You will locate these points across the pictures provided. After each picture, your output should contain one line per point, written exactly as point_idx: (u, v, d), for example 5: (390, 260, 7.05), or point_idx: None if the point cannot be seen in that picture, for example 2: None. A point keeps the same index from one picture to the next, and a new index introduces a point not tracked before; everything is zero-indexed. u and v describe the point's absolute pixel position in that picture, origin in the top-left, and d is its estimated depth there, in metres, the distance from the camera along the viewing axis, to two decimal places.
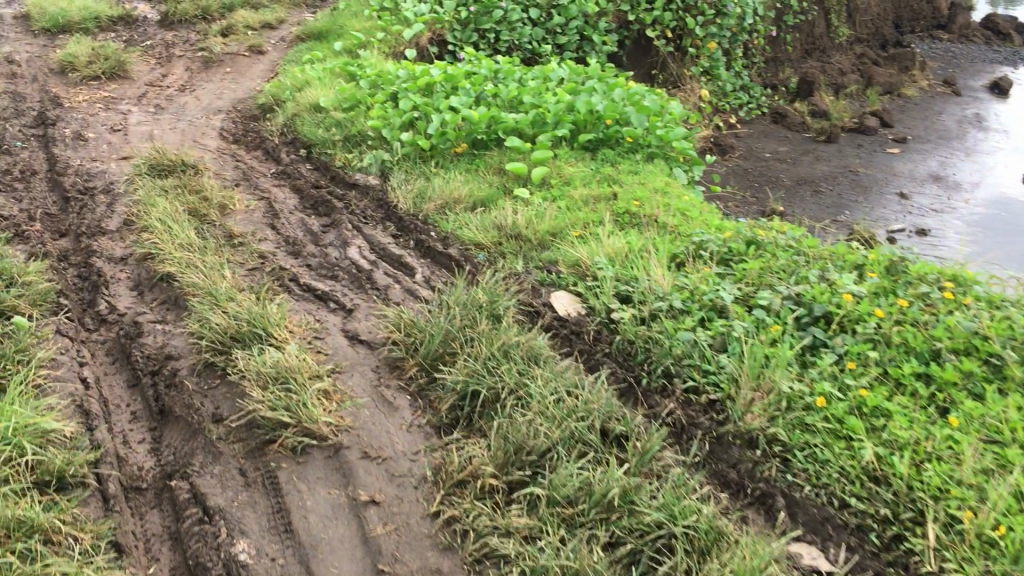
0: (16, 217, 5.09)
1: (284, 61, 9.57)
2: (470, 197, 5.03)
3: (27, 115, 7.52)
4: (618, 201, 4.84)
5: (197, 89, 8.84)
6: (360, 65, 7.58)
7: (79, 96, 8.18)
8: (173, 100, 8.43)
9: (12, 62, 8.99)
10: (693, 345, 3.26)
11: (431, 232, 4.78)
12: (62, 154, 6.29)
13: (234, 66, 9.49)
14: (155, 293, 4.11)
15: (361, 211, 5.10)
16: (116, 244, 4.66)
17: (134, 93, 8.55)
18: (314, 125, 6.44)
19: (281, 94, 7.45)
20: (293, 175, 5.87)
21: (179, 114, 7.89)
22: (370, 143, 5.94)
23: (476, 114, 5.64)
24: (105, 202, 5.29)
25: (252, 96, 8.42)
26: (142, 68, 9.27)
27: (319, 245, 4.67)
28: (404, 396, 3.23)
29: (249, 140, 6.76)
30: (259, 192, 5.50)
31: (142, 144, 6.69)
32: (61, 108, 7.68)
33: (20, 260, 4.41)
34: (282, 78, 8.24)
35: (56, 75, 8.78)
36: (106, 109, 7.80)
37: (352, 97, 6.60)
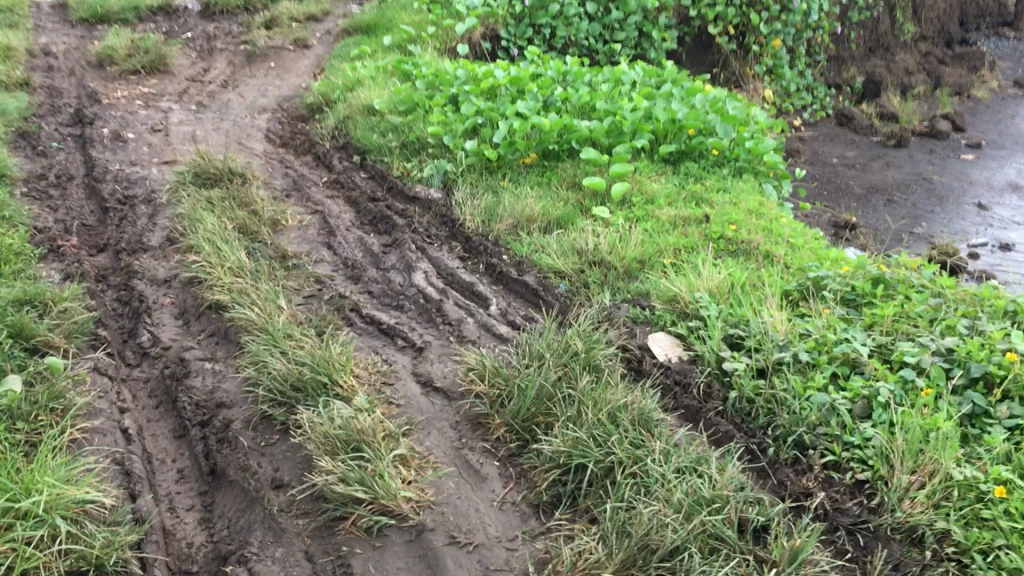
0: (52, 229, 4.72)
1: (330, 56, 9.16)
2: (544, 216, 4.59)
3: (65, 113, 7.17)
4: (711, 224, 4.38)
5: (241, 85, 8.47)
6: (414, 63, 7.15)
7: (119, 92, 7.83)
8: (217, 97, 8.05)
9: (51, 54, 8.66)
10: (830, 411, 2.77)
11: (503, 256, 4.35)
12: (101, 158, 5.92)
13: (278, 61, 9.11)
14: (203, 324, 3.72)
15: (424, 228, 4.68)
16: (159, 263, 4.26)
17: (176, 89, 8.19)
18: (369, 130, 6.02)
19: (331, 94, 7.03)
20: (348, 186, 5.47)
21: (224, 113, 7.51)
22: (430, 151, 5.51)
23: (547, 121, 5.20)
24: (147, 214, 4.91)
25: (298, 94, 8.02)
26: (183, 62, 8.90)
27: (381, 269, 4.25)
28: (491, 463, 2.78)
29: (297, 143, 6.35)
30: (311, 205, 5.09)
31: (186, 146, 6.31)
32: (101, 106, 7.33)
33: (56, 282, 4.03)
34: (330, 76, 7.82)
35: (95, 69, 8.44)
36: (147, 107, 7.43)
37: (410, 100, 6.18)
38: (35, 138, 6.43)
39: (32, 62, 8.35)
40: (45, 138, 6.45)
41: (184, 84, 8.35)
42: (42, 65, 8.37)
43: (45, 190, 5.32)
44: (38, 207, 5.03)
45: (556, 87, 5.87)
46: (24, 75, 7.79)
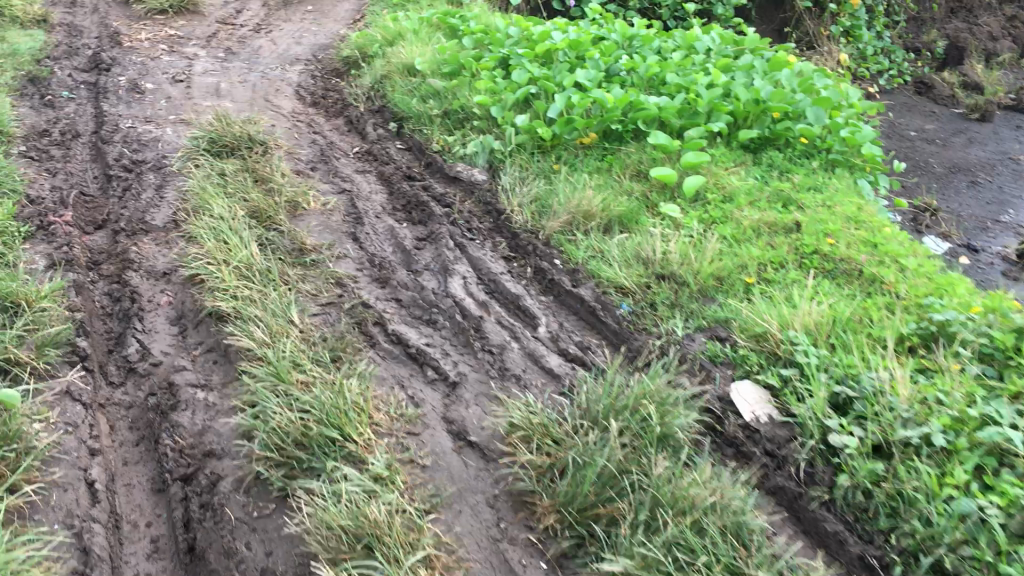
0: (44, 199, 4.15)
1: (371, 2, 8.48)
2: (604, 212, 3.95)
3: (80, 54, 6.56)
4: (802, 234, 3.72)
5: (275, 30, 7.82)
6: (461, 16, 6.46)
7: (141, 33, 7.21)
8: (247, 43, 7.42)
9: None
10: (979, 526, 2.21)
11: (555, 259, 3.74)
12: (112, 113, 5.33)
13: (316, 5, 8.44)
14: (199, 337, 3.15)
15: (463, 218, 4.05)
16: (160, 252, 3.69)
17: (204, 32, 7.55)
18: (408, 94, 5.39)
19: (368, 48, 6.39)
20: (381, 160, 4.84)
21: (253, 62, 6.88)
22: (474, 124, 4.87)
23: (611, 96, 4.53)
24: (153, 185, 4.33)
25: (335, 43, 7.37)
26: (213, 2, 8.25)
27: (412, 270, 3.66)
28: (535, 567, 2.25)
29: (329, 105, 5.73)
30: (338, 182, 4.48)
31: (207, 103, 5.70)
32: (120, 49, 6.73)
33: (38, 272, 3.48)
34: (369, 26, 7.16)
35: (118, 6, 7.82)
36: (171, 52, 6.81)
37: (454, 61, 5.51)
38: (44, 84, 5.84)
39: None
40: (54, 85, 5.86)
41: (213, 27, 7.72)
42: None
43: (45, 149, 4.75)
44: (33, 170, 4.47)
45: (620, 54, 5.18)
46: (40, 10, 7.18)
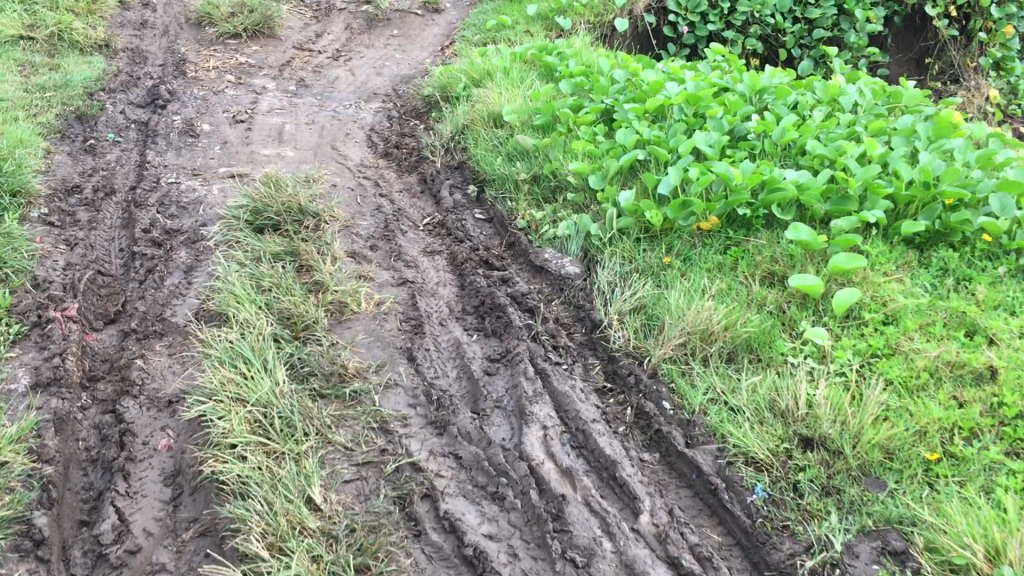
0: (52, 283, 3.51)
1: (462, 28, 7.75)
2: (728, 333, 3.07)
3: (140, 86, 6.00)
4: (999, 385, 2.77)
5: (355, 57, 7.15)
6: (559, 52, 5.63)
7: (210, 60, 6.64)
8: (323, 72, 6.76)
9: (146, 8, 7.55)
10: None
11: (664, 401, 2.88)
12: (158, 165, 4.71)
13: (402, 28, 7.75)
14: (192, 510, 2.42)
15: (548, 331, 3.24)
16: (168, 367, 2.98)
17: (279, 59, 6.94)
18: (492, 152, 4.61)
19: (453, 87, 5.64)
20: (454, 235, 4.08)
21: (326, 96, 6.22)
22: (567, 196, 4.05)
23: (738, 173, 3.65)
24: (182, 266, 3.65)
25: (419, 76, 6.66)
26: (293, 24, 7.65)
27: (479, 410, 2.86)
28: None
29: (403, 157, 5.00)
30: (400, 267, 3.72)
31: (266, 151, 5.04)
32: (184, 80, 6.15)
33: (15, 398, 2.81)
34: (457, 61, 6.43)
35: (192, 29, 7.30)
36: (238, 84, 6.20)
37: (547, 111, 4.69)
38: (92, 124, 5.28)
39: (123, 16, 7.24)
40: (103, 125, 5.29)
41: (289, 53, 7.10)
42: (133, 20, 7.25)
43: (71, 211, 4.13)
44: (51, 241, 3.84)
45: (748, 111, 4.28)
46: (106, 34, 6.67)
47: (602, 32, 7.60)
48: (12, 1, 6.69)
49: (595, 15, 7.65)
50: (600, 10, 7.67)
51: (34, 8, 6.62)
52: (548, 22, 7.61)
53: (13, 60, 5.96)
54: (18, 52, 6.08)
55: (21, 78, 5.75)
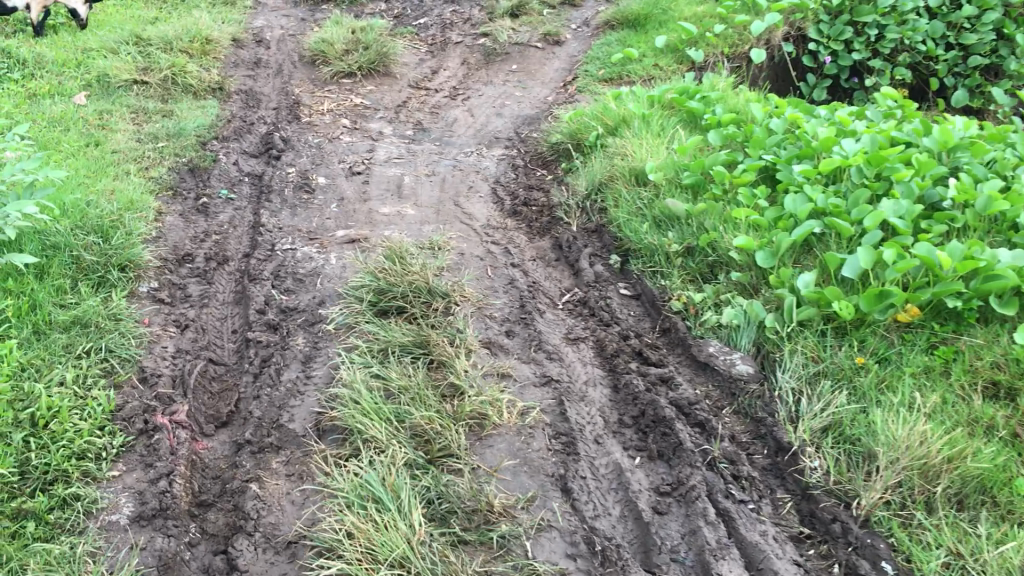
0: (160, 376, 3.15)
1: (585, 61, 7.29)
2: (954, 470, 2.53)
3: (253, 132, 5.73)
4: None
5: (474, 96, 6.77)
6: (702, 95, 5.09)
7: (324, 102, 6.33)
8: (441, 114, 6.38)
9: (260, 48, 7.34)
10: None
11: (885, 563, 2.40)
12: (273, 228, 4.37)
13: (521, 63, 7.34)
14: None
15: (726, 456, 2.74)
16: (286, 496, 2.57)
17: (395, 99, 6.60)
18: (637, 216, 4.12)
19: (584, 134, 5.17)
20: (600, 318, 3.60)
21: (446, 141, 5.83)
22: (730, 275, 3.53)
23: (947, 257, 3.06)
24: (299, 357, 3.27)
25: (543, 117, 6.21)
26: (408, 61, 7.33)
27: (653, 565, 2.40)
28: None
29: (534, 217, 4.55)
30: (542, 361, 3.27)
31: (385, 210, 4.66)
32: (299, 126, 5.85)
33: (116, 535, 2.45)
34: (584, 104, 5.97)
35: (306, 67, 7.05)
36: (355, 129, 5.87)
37: (699, 168, 4.17)
38: (204, 177, 4.99)
39: (237, 55, 7.03)
40: (216, 178, 5.00)
41: (405, 92, 6.75)
42: (247, 59, 7.04)
43: (182, 283, 3.80)
44: (160, 321, 3.50)
45: (942, 173, 3.67)
46: (219, 76, 6.44)
47: (738, 64, 7.12)
48: (127, 44, 6.53)
49: (730, 46, 7.13)
50: (736, 39, 7.15)
51: (149, 51, 6.44)
52: (680, 55, 7.11)
53: (126, 107, 5.76)
54: (131, 98, 5.88)
55: (134, 126, 5.54)
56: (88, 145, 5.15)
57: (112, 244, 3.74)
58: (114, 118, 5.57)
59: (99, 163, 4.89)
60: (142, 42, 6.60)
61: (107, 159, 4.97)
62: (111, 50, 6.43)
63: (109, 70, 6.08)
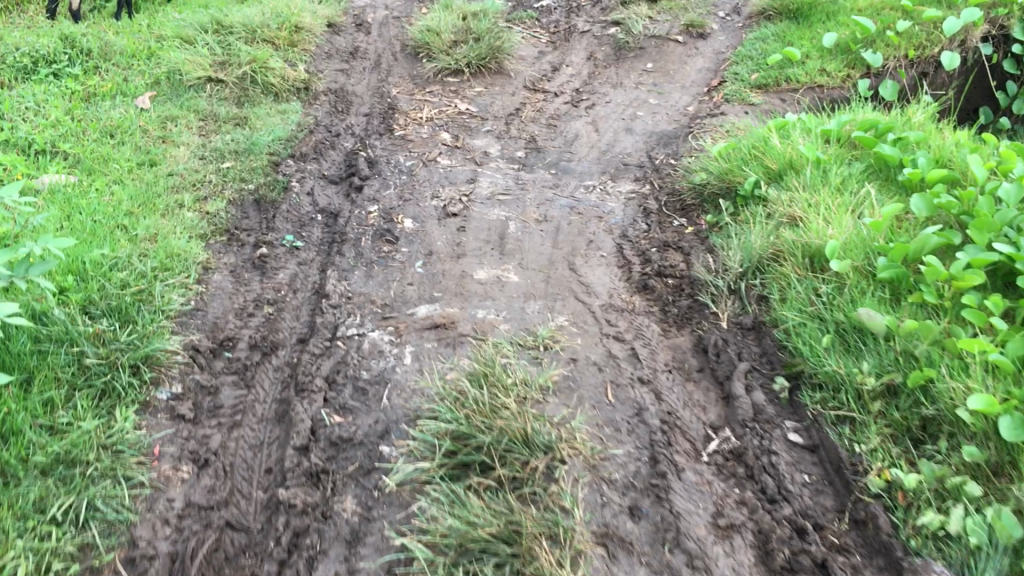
0: (154, 559, 2.35)
1: (735, 60, 6.18)
2: None
3: (337, 149, 4.89)
4: None
5: (599, 103, 5.75)
6: (897, 134, 3.94)
7: (424, 109, 5.43)
8: (560, 126, 5.39)
9: (359, 35, 6.50)
10: None
11: None
12: (340, 298, 3.52)
13: (658, 61, 6.25)
14: None
15: None
16: None
17: (506, 104, 5.62)
18: (812, 320, 3.06)
19: (736, 176, 4.13)
20: (762, 488, 2.60)
21: (564, 166, 4.84)
22: (959, 448, 2.46)
23: None
24: (344, 535, 2.39)
25: (678, 145, 5.17)
26: (526, 54, 6.35)
27: None
28: None
29: (669, 298, 3.55)
30: (680, 568, 2.31)
31: (482, 275, 3.73)
32: (391, 142, 4.97)
33: None
34: (736, 129, 4.88)
35: (408, 60, 6.16)
36: (455, 148, 4.95)
37: (902, 254, 3.07)
38: (270, 213, 4.18)
39: (331, 44, 6.19)
40: (283, 216, 4.17)
41: (518, 95, 5.78)
42: (343, 49, 6.20)
43: (213, 385, 2.97)
44: (172, 454, 2.67)
45: None
46: (307, 74, 5.63)
47: (923, 71, 5.91)
48: (206, 32, 5.75)
49: (916, 47, 5.89)
50: (923, 39, 5.89)
51: (229, 40, 5.65)
52: (852, 57, 5.94)
53: (195, 113, 5.00)
54: (202, 101, 5.12)
55: (201, 139, 4.78)
56: (141, 165, 4.40)
57: (121, 339, 2.93)
58: (178, 128, 4.81)
59: (148, 192, 4.14)
60: (223, 30, 5.83)
61: (159, 187, 4.22)
62: (188, 38, 5.68)
63: (182, 65, 5.33)
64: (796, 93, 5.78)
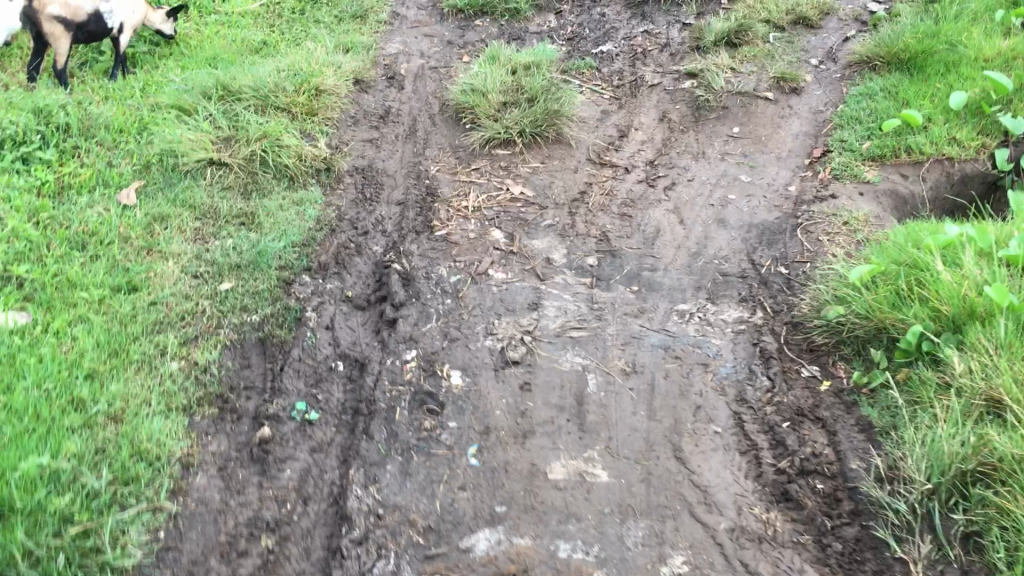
0: None
1: (839, 122, 5.20)
2: None
3: (363, 256, 3.97)
4: None
5: (681, 181, 4.76)
6: None
7: (469, 194, 4.49)
8: (636, 216, 4.41)
9: (391, 92, 5.62)
10: None
11: None
12: (367, 521, 2.61)
13: (745, 123, 5.25)
14: None
15: None
16: None
17: (568, 185, 4.65)
18: None
19: (887, 316, 3.13)
20: None
21: (647, 278, 3.87)
22: None
23: None
24: None
25: (785, 245, 4.16)
26: (587, 115, 5.38)
27: None
28: None
29: (825, 519, 2.61)
30: None
31: (558, 472, 2.77)
32: (431, 244, 4.02)
33: None
34: (873, 243, 3.88)
35: (449, 125, 5.22)
36: (510, 253, 3.99)
37: None
38: (278, 361, 3.24)
39: (359, 106, 5.30)
40: (294, 365, 3.23)
41: (582, 170, 4.80)
42: (374, 111, 5.32)
43: None
44: None
45: None
46: (328, 150, 4.71)
47: None
48: (210, 100, 4.85)
49: None
50: None
51: (237, 110, 4.74)
52: (986, 121, 4.92)
53: (192, 210, 4.09)
54: (202, 192, 4.21)
55: (196, 246, 3.86)
56: (118, 292, 3.49)
57: None
58: (169, 233, 3.90)
59: (121, 334, 3.23)
60: (230, 95, 4.90)
61: (137, 325, 3.30)
62: (187, 107, 4.76)
63: (178, 143, 4.41)
64: (920, 168, 4.80)
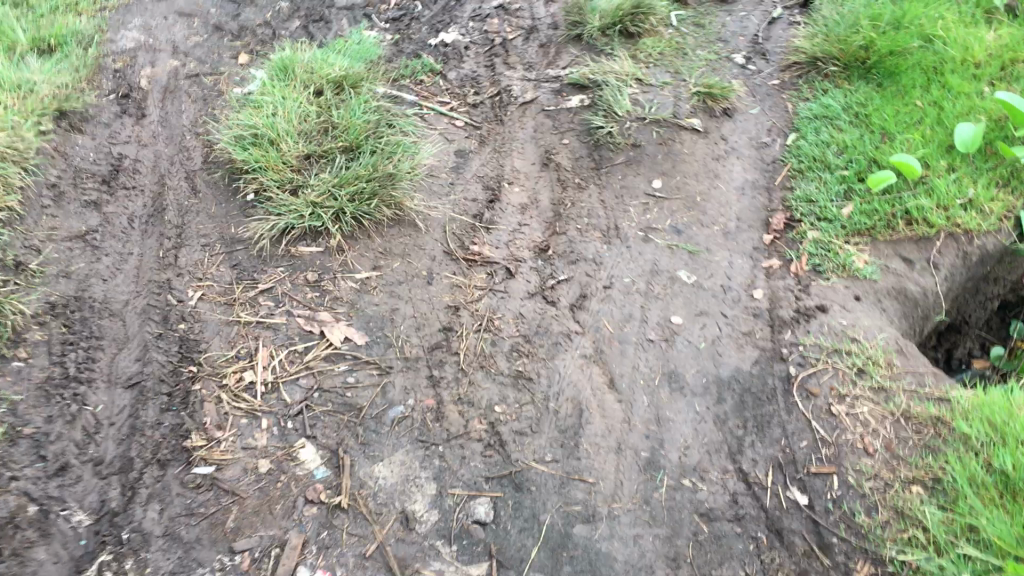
0: None
1: (796, 167, 3.65)
2: None
3: (52, 542, 2.14)
4: None
5: (593, 288, 3.09)
6: None
7: (261, 354, 2.66)
8: (540, 374, 2.72)
9: (124, 128, 3.59)
10: None
11: None
12: None
13: (666, 171, 3.62)
14: None
15: None
16: None
17: (421, 316, 2.88)
18: None
19: None
20: None
21: (583, 547, 2.24)
22: None
23: None
24: None
25: (784, 427, 2.59)
26: (435, 163, 3.59)
27: None
28: None
29: None
30: None
31: None
32: (189, 505, 2.23)
33: None
34: (949, 463, 2.37)
35: (222, 191, 3.29)
36: (337, 511, 2.26)
37: None
38: None
39: (64, 164, 3.29)
40: None
41: (441, 276, 3.06)
42: (91, 171, 3.34)
43: None
44: None
45: None
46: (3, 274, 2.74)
47: None
48: None
49: None
50: None
51: None
52: (1002, 167, 3.46)
53: None
54: None
55: None
56: None
57: None
58: None
59: None
60: None
61: None
62: None
63: None
64: (927, 249, 3.32)
